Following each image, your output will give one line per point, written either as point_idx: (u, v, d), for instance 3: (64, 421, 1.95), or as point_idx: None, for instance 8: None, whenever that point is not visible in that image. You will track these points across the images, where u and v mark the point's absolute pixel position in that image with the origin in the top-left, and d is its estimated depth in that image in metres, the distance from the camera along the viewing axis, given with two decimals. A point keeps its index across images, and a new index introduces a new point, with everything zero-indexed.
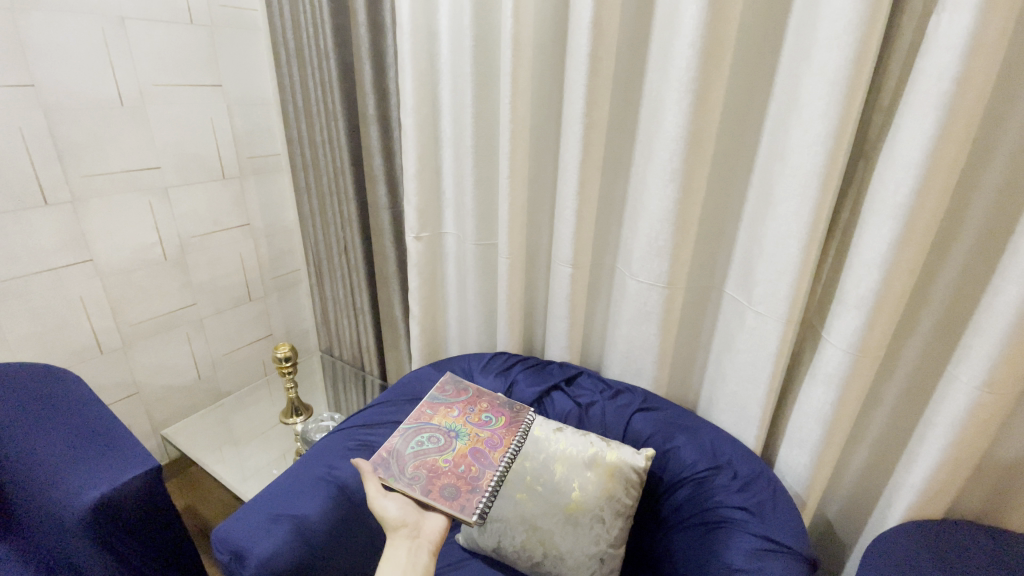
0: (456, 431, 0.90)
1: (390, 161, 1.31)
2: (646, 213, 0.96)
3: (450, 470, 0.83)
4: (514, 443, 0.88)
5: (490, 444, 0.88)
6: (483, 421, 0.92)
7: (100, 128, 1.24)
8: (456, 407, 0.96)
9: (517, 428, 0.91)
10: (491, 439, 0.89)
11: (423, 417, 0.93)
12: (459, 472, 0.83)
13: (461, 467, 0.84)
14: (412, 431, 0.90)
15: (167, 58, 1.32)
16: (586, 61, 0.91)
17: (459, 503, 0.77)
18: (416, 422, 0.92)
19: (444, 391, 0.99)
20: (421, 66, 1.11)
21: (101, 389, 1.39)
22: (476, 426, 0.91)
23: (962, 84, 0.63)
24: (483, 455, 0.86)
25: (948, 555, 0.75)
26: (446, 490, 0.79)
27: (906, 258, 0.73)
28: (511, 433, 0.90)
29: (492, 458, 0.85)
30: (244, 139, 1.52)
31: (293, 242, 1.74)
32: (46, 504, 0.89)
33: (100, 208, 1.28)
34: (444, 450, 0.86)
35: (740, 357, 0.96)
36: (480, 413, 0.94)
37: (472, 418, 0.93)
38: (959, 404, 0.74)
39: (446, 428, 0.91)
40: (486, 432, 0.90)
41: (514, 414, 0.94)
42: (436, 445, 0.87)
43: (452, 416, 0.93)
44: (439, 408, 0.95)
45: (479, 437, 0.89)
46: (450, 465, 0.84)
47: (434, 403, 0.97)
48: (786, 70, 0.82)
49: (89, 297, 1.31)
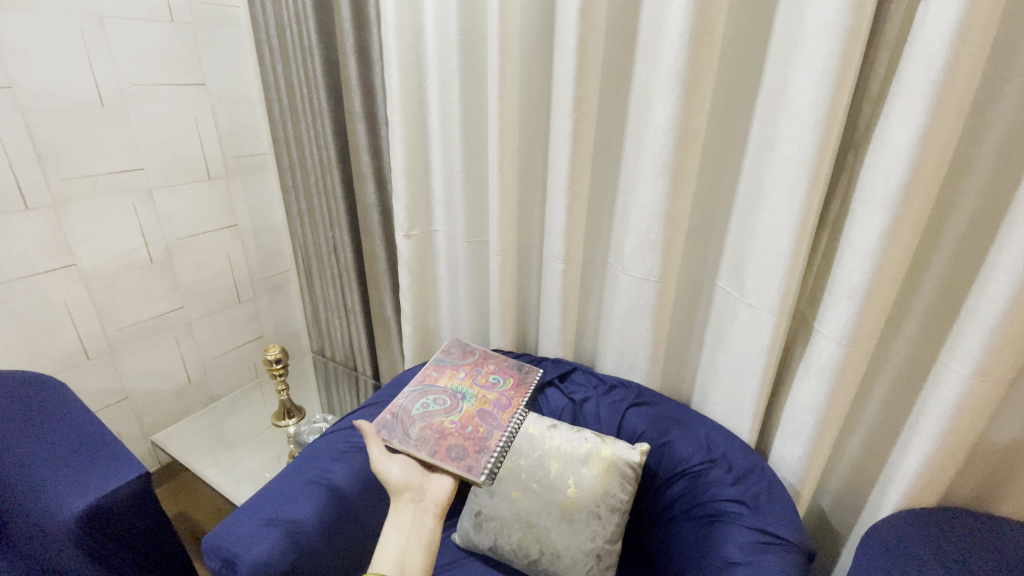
0: (462, 393, 0.89)
1: (379, 159, 1.29)
2: (637, 207, 0.96)
3: (457, 431, 0.81)
4: (522, 403, 0.88)
5: (497, 405, 0.87)
6: (490, 383, 0.92)
7: (82, 130, 1.21)
8: (463, 368, 0.96)
9: (525, 390, 0.91)
10: (499, 400, 0.88)
11: (428, 379, 0.93)
12: (466, 433, 0.81)
13: (468, 428, 0.82)
14: (418, 393, 0.89)
15: (149, 57, 1.29)
16: (574, 55, 0.89)
17: (467, 464, 0.75)
18: (421, 384, 0.91)
19: (450, 354, 1.00)
20: (407, 62, 1.09)
21: (88, 395, 1.37)
22: (483, 388, 0.91)
23: (951, 71, 0.63)
24: (489, 415, 0.84)
25: (940, 542, 0.76)
26: (452, 450, 0.77)
27: (898, 247, 0.73)
28: (518, 395, 0.89)
29: (500, 419, 0.84)
30: (229, 138, 1.50)
31: (282, 242, 1.72)
32: (32, 514, 0.88)
33: (83, 212, 1.25)
34: (451, 410, 0.85)
35: (733, 351, 0.96)
36: (486, 374, 0.94)
37: (479, 380, 0.93)
38: (951, 391, 0.74)
39: (452, 389, 0.90)
40: (494, 393, 0.89)
41: (522, 376, 0.95)
42: (442, 406, 0.86)
43: (458, 378, 0.93)
44: (444, 370, 0.95)
45: (486, 398, 0.88)
46: (457, 426, 0.82)
47: (440, 365, 0.97)
48: (775, 63, 0.81)
49: (73, 302, 1.29)
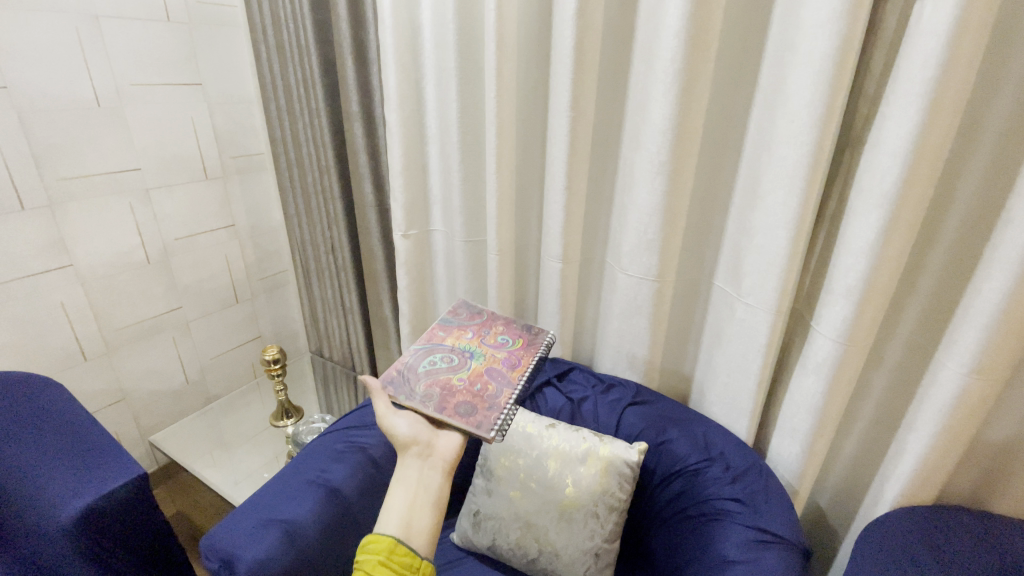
0: (470, 352, 0.89)
1: (376, 158, 1.29)
2: (634, 207, 0.96)
3: (465, 388, 0.81)
4: (532, 362, 0.89)
5: (506, 364, 0.87)
6: (499, 343, 0.93)
7: (78, 130, 1.21)
8: (470, 329, 0.96)
9: (535, 350, 0.92)
10: (508, 360, 0.89)
11: (435, 338, 0.93)
12: (474, 390, 0.81)
13: (477, 385, 0.82)
14: (424, 351, 0.89)
15: (145, 57, 1.29)
16: (571, 54, 0.89)
17: (476, 420, 0.75)
18: (427, 343, 0.91)
19: (457, 315, 0.99)
20: (404, 61, 1.09)
21: (86, 396, 1.37)
22: (492, 348, 0.91)
23: (946, 71, 0.63)
24: (499, 373, 0.85)
25: (936, 539, 0.76)
26: (461, 407, 0.77)
27: (894, 245, 0.73)
28: (528, 354, 0.90)
29: (509, 377, 0.84)
30: (226, 137, 1.50)
31: (280, 242, 1.72)
32: (30, 515, 0.88)
33: (80, 212, 1.25)
34: (459, 368, 0.85)
35: (731, 349, 0.96)
36: (495, 335, 0.95)
37: (488, 341, 0.93)
38: (947, 389, 0.75)
39: (460, 348, 0.90)
40: (503, 353, 0.90)
41: (531, 337, 0.96)
42: (450, 364, 0.85)
43: (466, 338, 0.93)
44: (451, 330, 0.95)
45: (495, 357, 0.89)
46: (465, 383, 0.81)
47: (447, 326, 0.96)
48: (772, 62, 0.81)
49: (70, 303, 1.29)
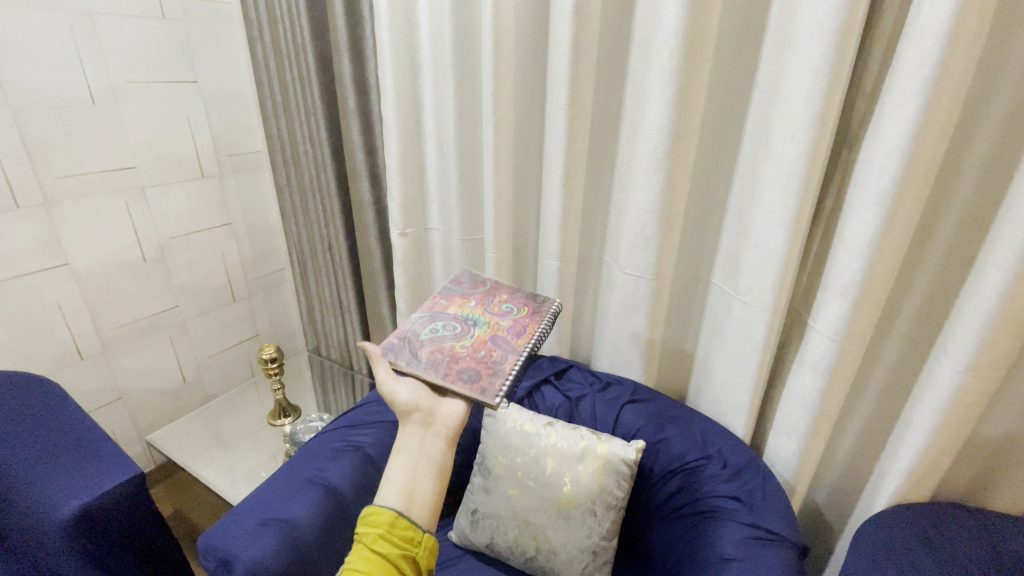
0: (474, 320, 0.89)
1: (373, 156, 1.28)
2: (632, 205, 0.96)
3: (468, 355, 0.82)
4: (538, 330, 0.88)
5: (511, 332, 0.87)
6: (503, 312, 0.92)
7: (73, 128, 1.20)
8: (473, 298, 0.95)
9: (541, 318, 0.91)
10: (513, 327, 0.88)
11: (438, 306, 0.93)
12: (478, 357, 0.81)
13: (480, 352, 0.82)
14: (427, 319, 0.89)
15: (140, 54, 1.28)
16: (569, 51, 0.89)
17: (480, 386, 0.76)
18: (430, 311, 0.91)
19: (459, 284, 0.99)
20: (400, 58, 1.08)
21: (82, 395, 1.36)
22: (496, 316, 0.91)
23: (943, 68, 0.63)
24: (503, 341, 0.85)
25: (932, 536, 0.76)
26: (464, 372, 0.78)
27: (891, 243, 0.73)
28: (533, 322, 0.90)
29: (514, 344, 0.84)
30: (222, 135, 1.49)
31: (277, 240, 1.72)
32: (26, 515, 0.87)
33: (75, 210, 1.24)
34: (462, 335, 0.85)
35: (728, 346, 0.97)
36: (499, 304, 0.94)
37: (492, 309, 0.93)
38: (943, 387, 0.75)
39: (463, 316, 0.90)
40: (507, 321, 0.90)
41: (537, 305, 0.95)
42: (453, 332, 0.86)
43: (469, 306, 0.93)
44: (454, 298, 0.95)
45: (500, 325, 0.89)
46: (468, 350, 0.82)
47: (449, 294, 0.96)
48: (769, 59, 0.81)
49: (66, 302, 1.28)
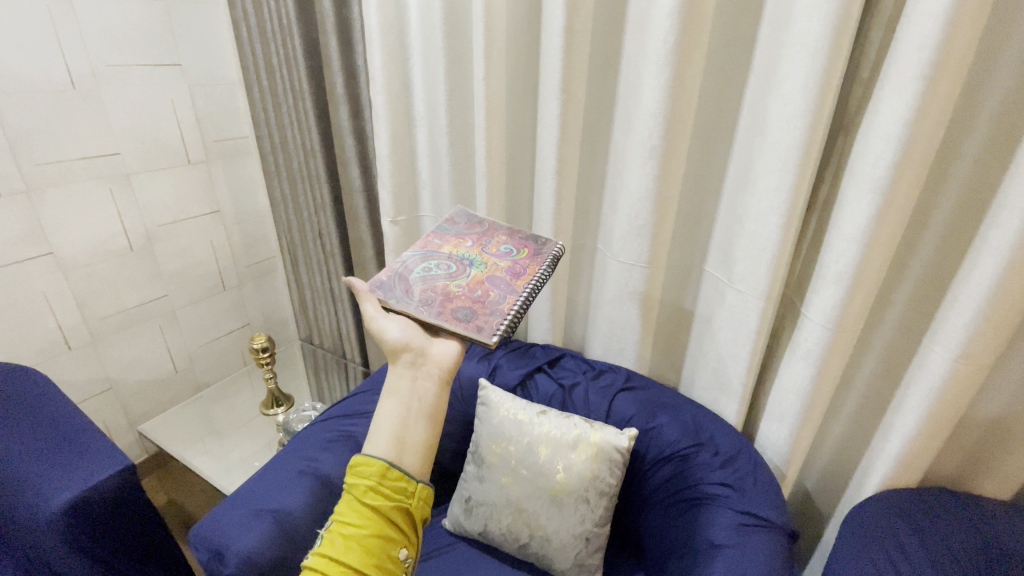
0: (470, 261, 0.83)
1: (363, 142, 1.26)
2: (626, 192, 0.94)
3: (464, 295, 0.76)
4: (539, 271, 0.82)
5: (510, 273, 0.81)
6: (502, 253, 0.86)
7: (53, 113, 1.17)
8: (470, 238, 0.89)
9: (543, 259, 0.85)
10: (512, 268, 0.82)
11: (432, 246, 0.86)
12: (475, 296, 0.76)
13: (476, 292, 0.77)
14: (420, 258, 0.83)
15: (121, 36, 1.24)
16: (561, 34, 0.87)
17: (475, 325, 0.70)
18: (423, 250, 0.85)
19: (455, 224, 0.93)
20: (389, 41, 1.05)
21: (71, 386, 1.35)
22: (494, 257, 0.84)
23: (942, 53, 0.62)
24: (501, 282, 0.79)
25: (920, 521, 0.77)
26: (459, 311, 0.72)
27: (885, 231, 0.72)
28: (535, 263, 0.83)
29: (513, 285, 0.78)
30: (208, 121, 1.46)
31: (267, 228, 1.69)
32: (16, 508, 0.87)
33: (58, 197, 1.21)
34: (457, 275, 0.80)
35: (721, 333, 0.96)
36: (497, 245, 0.88)
37: (490, 250, 0.86)
38: (934, 374, 0.75)
39: (458, 256, 0.84)
40: (506, 261, 0.83)
41: (539, 247, 0.88)
42: (447, 271, 0.80)
43: (465, 247, 0.87)
44: (449, 238, 0.89)
45: (497, 266, 0.82)
46: (464, 290, 0.77)
47: (443, 233, 0.90)
48: (765, 43, 0.79)
49: (52, 292, 1.26)
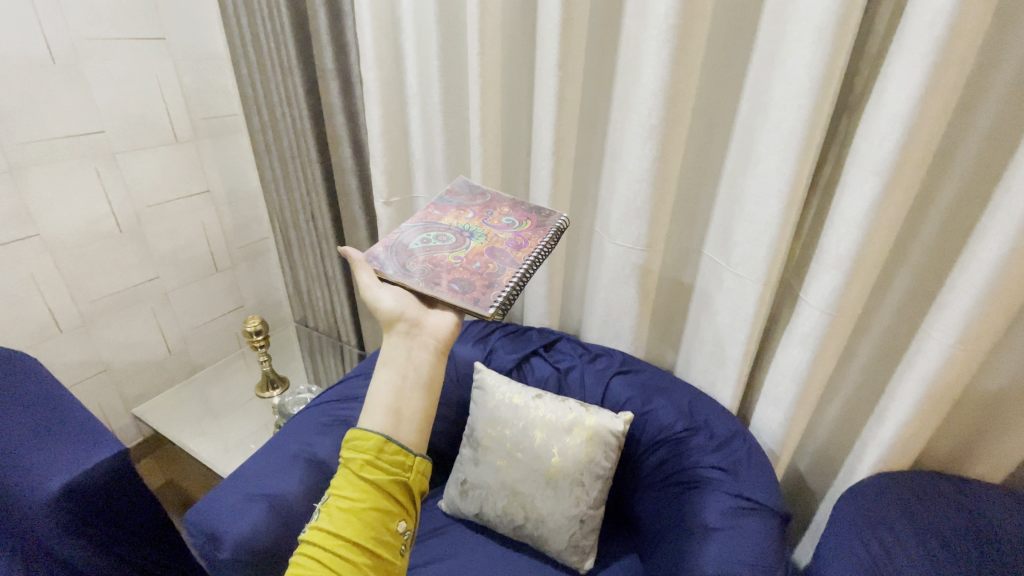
0: (470, 232, 0.82)
1: (354, 120, 1.23)
2: (624, 173, 0.92)
3: (463, 266, 0.74)
4: (540, 244, 0.80)
5: (511, 244, 0.79)
6: (504, 225, 0.84)
7: (34, 89, 1.13)
8: (471, 210, 0.87)
9: (545, 232, 0.82)
10: (514, 240, 0.80)
11: (432, 217, 0.85)
12: (474, 268, 0.74)
13: (475, 264, 0.75)
14: (419, 229, 0.82)
15: (102, 8, 1.19)
16: (558, 8, 0.83)
17: (473, 297, 0.69)
18: (423, 221, 0.84)
19: (455, 195, 0.91)
20: (380, 14, 1.01)
21: (64, 368, 1.34)
22: (495, 229, 0.83)
23: (954, 29, 0.59)
24: (501, 254, 0.77)
25: (911, 504, 0.78)
26: (457, 283, 0.71)
27: (887, 215, 0.71)
28: (537, 235, 0.81)
29: (513, 257, 0.76)
30: (195, 98, 1.42)
31: (259, 208, 1.66)
32: (13, 492, 0.86)
33: (43, 177, 1.18)
34: (456, 247, 0.78)
35: (719, 317, 0.96)
36: (499, 217, 0.86)
37: (491, 222, 0.84)
38: (931, 360, 0.75)
39: (457, 228, 0.82)
40: (508, 233, 0.81)
41: (541, 219, 0.86)
42: (447, 243, 0.79)
43: (466, 218, 0.85)
44: (449, 210, 0.87)
45: (498, 238, 0.80)
46: (462, 262, 0.75)
47: (444, 205, 0.88)
48: (770, 18, 0.76)
49: (41, 274, 1.24)
